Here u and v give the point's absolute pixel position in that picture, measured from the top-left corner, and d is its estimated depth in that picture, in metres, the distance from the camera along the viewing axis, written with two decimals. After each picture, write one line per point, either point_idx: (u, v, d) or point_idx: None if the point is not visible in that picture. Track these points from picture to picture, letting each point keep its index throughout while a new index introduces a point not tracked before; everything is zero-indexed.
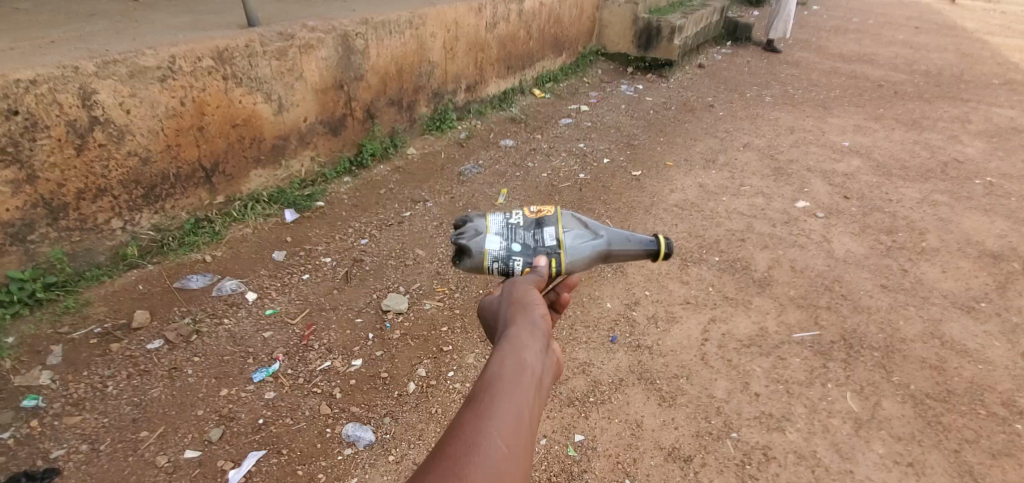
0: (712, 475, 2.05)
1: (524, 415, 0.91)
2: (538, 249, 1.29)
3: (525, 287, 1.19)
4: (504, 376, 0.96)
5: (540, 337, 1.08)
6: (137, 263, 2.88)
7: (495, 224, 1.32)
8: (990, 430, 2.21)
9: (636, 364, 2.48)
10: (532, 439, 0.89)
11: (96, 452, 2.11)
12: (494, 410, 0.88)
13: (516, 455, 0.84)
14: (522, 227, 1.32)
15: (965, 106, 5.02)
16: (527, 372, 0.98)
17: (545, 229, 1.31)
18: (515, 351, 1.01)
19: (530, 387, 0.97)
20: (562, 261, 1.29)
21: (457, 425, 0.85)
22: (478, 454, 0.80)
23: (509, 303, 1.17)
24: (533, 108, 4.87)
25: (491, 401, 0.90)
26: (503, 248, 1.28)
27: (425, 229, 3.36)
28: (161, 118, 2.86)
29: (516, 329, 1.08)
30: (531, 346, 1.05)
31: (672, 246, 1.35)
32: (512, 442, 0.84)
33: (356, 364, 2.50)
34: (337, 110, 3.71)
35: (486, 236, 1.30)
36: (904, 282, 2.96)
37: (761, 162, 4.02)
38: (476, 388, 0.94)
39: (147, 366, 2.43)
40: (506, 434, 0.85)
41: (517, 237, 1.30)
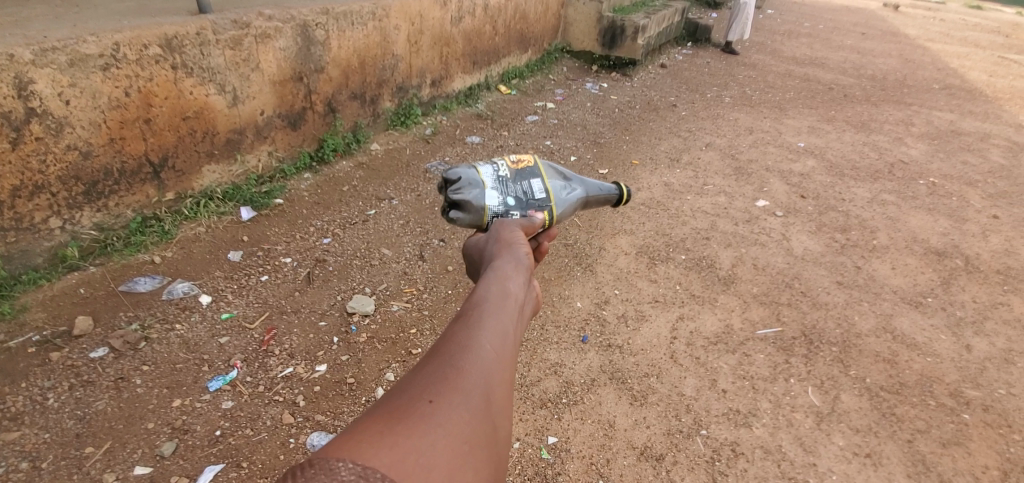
0: (684, 473, 2.08)
1: (507, 330, 1.09)
2: (530, 202, 1.52)
3: (511, 230, 1.43)
4: (490, 300, 1.14)
5: (520, 274, 1.28)
6: (78, 265, 2.68)
7: (488, 178, 1.49)
8: (939, 420, 2.34)
9: (607, 363, 2.49)
10: (514, 348, 1.08)
11: (35, 471, 1.95)
12: (483, 323, 1.06)
13: (500, 356, 1.02)
14: (511, 180, 1.51)
15: (909, 109, 5.28)
16: (509, 299, 1.17)
17: (532, 182, 1.54)
18: (500, 282, 1.21)
19: (512, 311, 1.16)
20: (552, 212, 1.56)
21: (452, 334, 1.03)
22: (471, 353, 0.97)
23: (493, 247, 1.37)
24: (499, 104, 4.82)
25: (480, 317, 1.08)
26: (502, 203, 1.48)
27: (391, 228, 3.26)
28: (103, 109, 2.66)
29: (500, 265, 1.27)
30: (513, 279, 1.25)
31: (629, 193, 1.75)
32: (498, 347, 1.03)
33: (320, 369, 2.40)
34: (297, 103, 3.56)
35: (485, 192, 1.47)
36: (857, 279, 3.08)
37: (722, 161, 4.12)
38: (466, 308, 1.12)
39: (91, 377, 2.26)
40: (493, 341, 1.03)
41: (511, 191, 1.50)
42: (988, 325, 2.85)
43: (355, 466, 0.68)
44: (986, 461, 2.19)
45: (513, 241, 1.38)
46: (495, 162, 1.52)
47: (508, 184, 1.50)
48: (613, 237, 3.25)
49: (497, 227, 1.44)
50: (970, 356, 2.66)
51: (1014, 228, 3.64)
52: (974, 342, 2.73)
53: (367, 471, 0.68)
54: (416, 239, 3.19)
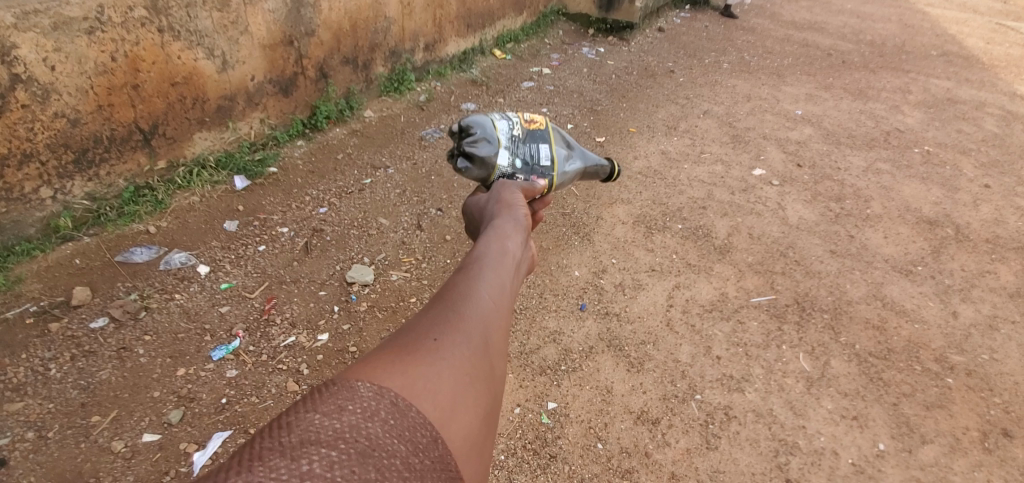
0: (679, 436, 2.17)
1: (505, 284, 1.17)
2: (535, 167, 1.57)
3: (512, 191, 1.47)
4: (489, 256, 1.21)
5: (518, 234, 1.35)
6: (72, 236, 2.66)
7: (502, 136, 1.54)
8: (923, 384, 2.42)
9: (605, 331, 2.53)
10: (511, 302, 1.15)
11: (43, 439, 1.98)
12: (481, 277, 1.13)
13: (498, 307, 1.09)
14: (522, 141, 1.56)
15: (907, 76, 5.24)
16: (507, 256, 1.24)
17: (541, 146, 1.58)
18: (499, 240, 1.28)
19: (509, 267, 1.23)
20: (552, 180, 1.62)
21: (453, 285, 1.10)
22: (471, 302, 1.04)
23: (494, 206, 1.43)
24: (494, 70, 4.67)
25: (479, 270, 1.15)
26: (510, 164, 1.53)
27: (388, 198, 3.22)
28: (90, 75, 2.59)
29: (498, 224, 1.34)
30: (512, 239, 1.32)
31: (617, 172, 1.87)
32: (495, 298, 1.10)
33: (322, 338, 2.43)
34: (288, 68, 3.46)
35: (497, 149, 1.53)
36: (851, 248, 3.13)
37: (720, 130, 4.09)
38: (466, 264, 1.19)
39: (92, 347, 2.27)
40: (492, 291, 1.10)
41: (520, 153, 1.55)
42: (975, 292, 2.93)
43: (370, 388, 0.76)
44: (966, 423, 2.29)
45: (514, 202, 1.44)
46: (511, 119, 1.56)
47: (519, 145, 1.55)
48: (610, 206, 3.25)
49: (500, 186, 1.49)
50: (956, 322, 2.73)
51: (1005, 196, 3.68)
52: (960, 309, 2.81)
53: (381, 392, 0.76)
54: (413, 208, 3.16)
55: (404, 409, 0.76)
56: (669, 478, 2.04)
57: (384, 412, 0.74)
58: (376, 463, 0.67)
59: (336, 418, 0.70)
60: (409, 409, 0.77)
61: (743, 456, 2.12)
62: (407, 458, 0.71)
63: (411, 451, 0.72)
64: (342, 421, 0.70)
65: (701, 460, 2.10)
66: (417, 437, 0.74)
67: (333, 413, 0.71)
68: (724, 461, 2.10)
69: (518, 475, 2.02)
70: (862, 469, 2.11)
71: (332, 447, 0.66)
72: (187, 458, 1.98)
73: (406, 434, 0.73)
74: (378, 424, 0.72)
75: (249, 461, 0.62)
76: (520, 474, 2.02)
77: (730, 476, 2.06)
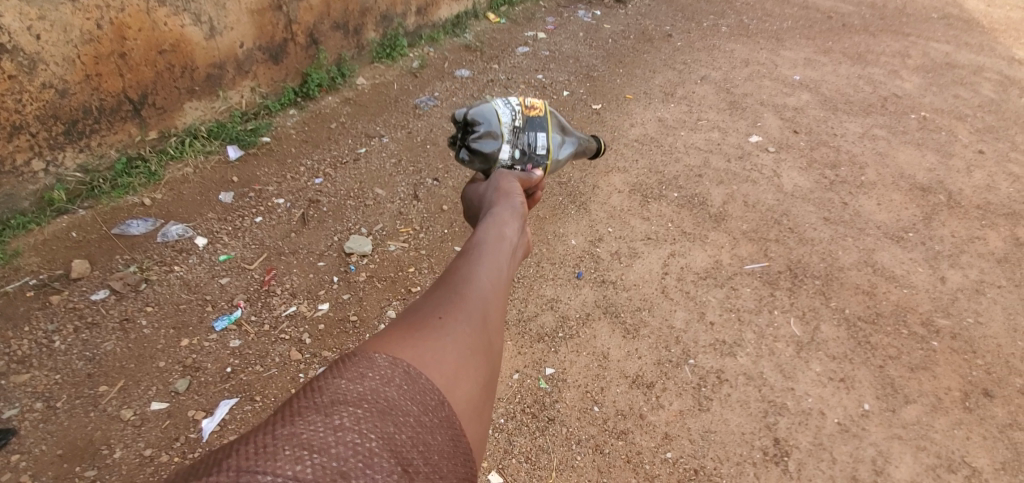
0: (672, 398, 2.24)
1: (504, 265, 1.19)
2: (533, 156, 1.58)
3: (509, 179, 1.48)
4: (490, 238, 1.24)
5: (517, 217, 1.37)
6: (67, 209, 2.66)
7: (503, 128, 1.54)
8: (909, 347, 2.50)
9: (601, 298, 2.58)
10: (510, 284, 1.17)
11: (52, 409, 2.03)
12: (482, 259, 1.15)
13: (499, 289, 1.12)
14: (523, 130, 1.56)
15: (906, 40, 5.17)
16: (506, 238, 1.27)
17: (539, 134, 1.58)
18: (498, 224, 1.30)
19: (508, 250, 1.25)
20: (550, 168, 1.63)
21: (456, 267, 1.12)
22: (473, 283, 1.07)
23: (492, 192, 1.45)
24: (488, 35, 4.48)
25: (480, 252, 1.18)
26: (509, 156, 1.56)
27: (383, 167, 3.19)
28: (76, 44, 2.57)
29: (497, 208, 1.36)
30: (511, 222, 1.34)
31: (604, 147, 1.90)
32: (495, 280, 1.12)
33: (322, 308, 2.46)
34: (278, 34, 3.37)
35: (497, 142, 1.54)
36: (844, 215, 3.16)
37: (717, 96, 4.05)
38: (467, 246, 1.22)
39: (95, 319, 2.30)
40: (494, 272, 1.13)
41: (519, 143, 1.56)
42: (964, 258, 2.98)
43: (385, 359, 0.80)
44: (949, 384, 2.38)
45: (512, 188, 1.46)
46: (512, 108, 1.56)
47: (518, 135, 1.55)
48: (606, 175, 3.25)
49: (497, 174, 1.50)
50: (943, 287, 2.80)
51: (998, 162, 3.71)
52: (948, 275, 2.87)
53: (395, 362, 0.80)
54: (409, 178, 3.14)
55: (415, 377, 0.79)
56: (662, 438, 2.13)
57: (399, 378, 0.77)
58: (395, 420, 0.71)
59: (358, 383, 0.74)
60: (420, 376, 0.80)
61: (734, 417, 2.20)
62: (420, 417, 0.74)
63: (423, 413, 0.76)
64: (361, 386, 0.74)
65: (694, 421, 2.18)
66: (428, 401, 0.78)
67: (354, 380, 0.75)
68: (715, 422, 2.18)
69: (517, 438, 2.10)
70: (847, 428, 2.20)
71: (355, 407, 0.70)
72: (195, 425, 2.04)
73: (418, 398, 0.77)
74: (393, 389, 0.76)
75: (285, 420, 0.66)
76: (520, 436, 2.10)
77: (721, 436, 2.14)
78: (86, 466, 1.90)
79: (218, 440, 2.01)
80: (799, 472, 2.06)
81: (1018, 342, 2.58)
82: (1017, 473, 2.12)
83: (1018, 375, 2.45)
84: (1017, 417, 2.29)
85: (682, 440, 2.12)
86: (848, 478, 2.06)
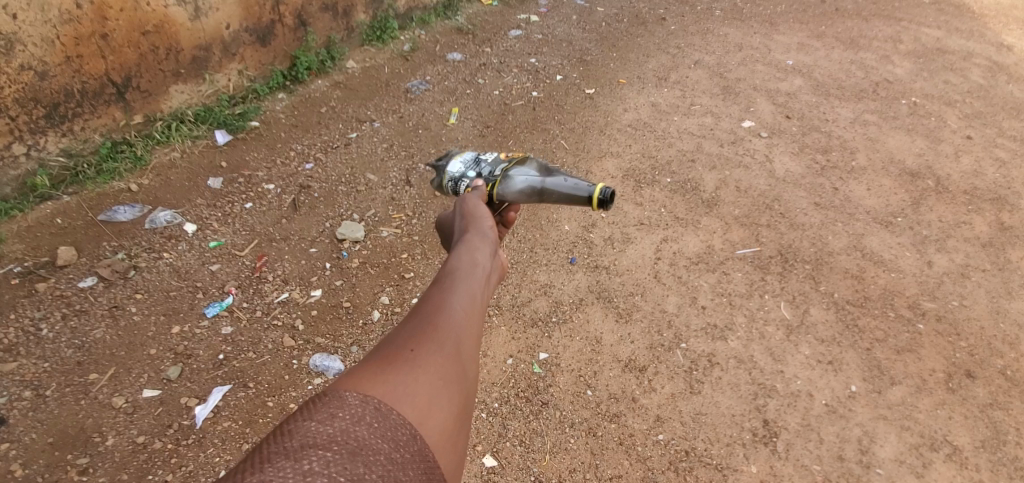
0: (664, 382, 2.27)
1: (477, 293, 1.18)
2: (484, 176, 1.59)
3: (473, 202, 1.47)
4: (462, 266, 1.23)
5: (489, 244, 1.36)
6: (50, 194, 2.61)
7: (465, 155, 1.66)
8: (896, 330, 2.54)
9: (594, 284, 2.59)
10: (483, 312, 1.16)
11: (42, 398, 2.01)
12: (454, 288, 1.15)
13: (472, 317, 1.11)
14: (484, 159, 1.64)
15: (899, 25, 5.15)
16: (479, 265, 1.27)
17: (501, 164, 1.60)
18: (469, 251, 1.29)
19: (480, 277, 1.24)
20: (496, 187, 1.57)
21: (429, 296, 1.12)
22: (445, 312, 1.06)
23: (462, 220, 1.44)
24: (480, 17, 4.40)
25: (453, 281, 1.17)
26: (459, 171, 1.61)
27: (374, 153, 3.15)
28: (54, 24, 2.53)
29: (470, 236, 1.35)
30: (482, 249, 1.33)
31: (602, 191, 1.45)
32: (468, 307, 1.12)
33: (315, 294, 2.45)
34: (264, 15, 3.29)
35: (453, 161, 1.65)
36: (834, 200, 3.18)
37: (710, 81, 4.03)
38: (440, 275, 1.21)
39: (83, 306, 2.27)
40: (467, 299, 1.13)
41: (476, 166, 1.61)
42: (950, 242, 3.02)
43: (356, 396, 0.80)
44: (933, 365, 2.43)
45: (481, 213, 1.44)
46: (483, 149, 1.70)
47: (476, 161, 1.64)
48: (600, 161, 3.24)
49: (460, 198, 1.52)
50: (930, 271, 2.84)
51: (986, 148, 3.74)
52: (935, 259, 2.91)
53: (366, 399, 0.80)
54: (401, 164, 3.11)
55: (386, 413, 0.80)
56: (654, 421, 2.16)
57: (369, 416, 0.78)
58: (365, 461, 0.72)
59: (328, 424, 0.74)
60: (391, 412, 0.80)
61: (724, 399, 2.23)
62: (391, 454, 0.75)
63: (394, 449, 0.76)
64: (332, 427, 0.74)
65: (685, 404, 2.21)
66: (399, 437, 0.78)
67: (325, 420, 0.75)
68: (707, 405, 2.21)
69: (511, 421, 2.12)
70: (834, 409, 2.24)
71: (325, 451, 0.71)
72: (189, 412, 2.04)
73: (388, 435, 0.77)
74: (364, 427, 0.76)
75: (255, 467, 0.67)
76: (514, 420, 2.12)
77: (712, 418, 2.18)
78: (78, 453, 1.89)
79: (211, 427, 2.00)
80: (787, 452, 2.10)
81: (1000, 324, 2.63)
82: (995, 451, 2.18)
83: (999, 356, 2.50)
84: (997, 397, 2.35)
85: (674, 422, 2.16)
86: (835, 458, 2.10)
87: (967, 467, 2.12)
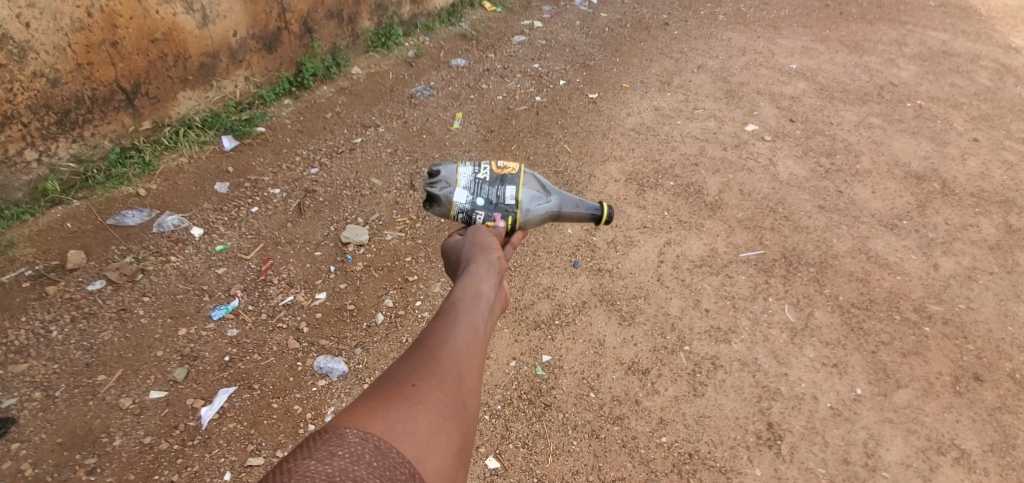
0: (667, 384, 2.27)
1: (480, 325, 1.20)
2: (498, 206, 1.58)
3: (485, 234, 1.50)
4: (466, 297, 1.25)
5: (494, 274, 1.38)
6: (61, 199, 2.66)
7: (464, 178, 1.57)
8: (901, 333, 2.53)
9: (597, 286, 2.60)
10: (486, 346, 1.18)
11: (51, 398, 2.04)
12: (457, 321, 1.16)
13: (474, 350, 1.12)
14: (487, 182, 1.58)
15: (904, 29, 5.14)
16: (483, 296, 1.28)
17: (507, 188, 1.59)
18: (475, 281, 1.31)
19: (484, 309, 1.26)
20: (517, 218, 1.61)
21: (432, 329, 1.13)
22: (448, 346, 1.08)
23: (468, 248, 1.46)
24: (484, 23, 4.42)
25: (455, 313, 1.19)
26: (469, 203, 1.56)
27: (379, 157, 3.18)
28: (66, 32, 2.58)
29: (474, 266, 1.37)
30: (487, 279, 1.35)
31: (611, 214, 1.73)
32: (471, 341, 1.13)
33: (320, 297, 2.47)
34: (271, 22, 3.34)
35: (456, 190, 1.56)
36: (839, 203, 3.17)
37: (713, 85, 4.04)
38: (444, 306, 1.23)
39: (92, 309, 2.30)
40: (470, 332, 1.15)
41: (482, 193, 1.57)
42: (957, 245, 3.00)
43: (356, 433, 0.81)
44: (940, 368, 2.41)
45: (487, 243, 1.47)
46: (478, 164, 1.59)
47: (481, 187, 1.58)
48: (603, 164, 3.26)
49: (474, 229, 1.52)
50: (936, 274, 2.82)
51: (993, 150, 3.72)
52: (941, 261, 2.89)
53: (366, 436, 0.81)
54: (405, 168, 3.13)
55: (385, 452, 0.81)
56: (657, 423, 2.15)
57: (368, 455, 0.78)
58: None
59: (327, 463, 0.74)
60: (390, 450, 0.81)
61: (729, 402, 2.23)
62: None
63: None
64: (332, 466, 0.74)
65: (689, 406, 2.21)
66: (398, 476, 0.79)
67: (324, 459, 0.75)
68: (710, 407, 2.21)
69: (514, 423, 2.12)
70: (839, 412, 2.23)
71: None
72: (194, 413, 2.06)
73: (387, 473, 0.78)
74: (363, 466, 0.76)
75: None
76: (516, 422, 2.12)
77: (715, 420, 2.17)
78: (86, 454, 1.92)
79: (216, 428, 2.02)
80: (791, 455, 2.09)
81: (1008, 327, 2.61)
82: (1004, 455, 2.16)
83: (1008, 360, 2.48)
84: (1006, 401, 2.33)
85: (677, 425, 2.15)
86: (840, 461, 2.09)
87: (975, 471, 2.10)
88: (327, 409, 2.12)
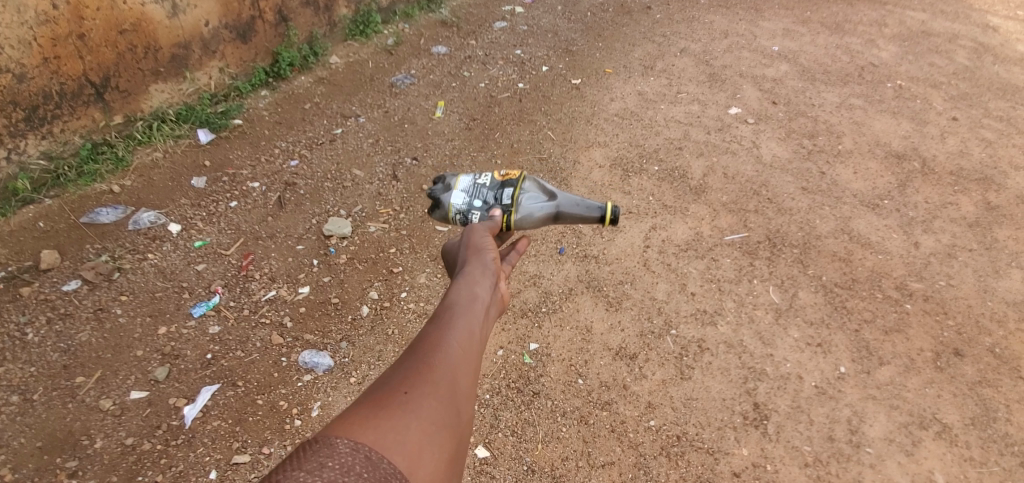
0: (655, 368, 2.28)
1: (476, 329, 1.18)
2: (494, 206, 1.56)
3: (482, 234, 1.46)
4: (462, 301, 1.23)
5: (489, 275, 1.35)
6: (32, 198, 2.57)
7: (463, 182, 1.61)
8: (883, 311, 2.56)
9: (584, 273, 2.59)
10: (481, 350, 1.16)
11: (28, 402, 1.99)
12: (452, 325, 1.14)
13: (469, 355, 1.10)
14: (487, 186, 1.59)
15: (883, 9, 5.15)
16: (479, 298, 1.26)
17: (504, 190, 1.58)
18: (470, 283, 1.29)
19: (479, 312, 1.23)
20: (513, 218, 1.57)
21: (427, 333, 1.11)
22: (441, 352, 1.05)
23: (464, 249, 1.43)
24: (464, 9, 4.35)
25: (451, 317, 1.16)
26: (465, 203, 1.57)
27: (360, 148, 3.12)
28: (31, 25, 2.50)
29: (469, 267, 1.34)
30: (483, 281, 1.32)
31: (612, 210, 1.61)
32: (465, 346, 1.11)
33: (303, 291, 2.43)
34: (244, 11, 3.25)
35: (454, 192, 1.60)
36: (821, 184, 3.20)
37: (696, 68, 4.02)
38: (438, 310, 1.20)
39: (68, 310, 2.24)
40: (464, 336, 1.13)
41: (480, 195, 1.58)
42: (937, 223, 3.04)
43: (347, 444, 0.78)
44: (921, 344, 2.45)
45: (484, 245, 1.43)
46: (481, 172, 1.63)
47: (480, 189, 1.59)
48: (587, 150, 3.24)
49: (471, 228, 1.49)
50: (917, 252, 2.86)
51: (971, 129, 3.76)
52: (922, 239, 2.93)
53: (356, 447, 0.78)
54: (387, 158, 3.08)
55: (377, 462, 0.78)
56: (646, 407, 2.16)
57: (359, 465, 0.76)
58: None
59: (316, 475, 0.71)
60: (382, 461, 0.79)
61: (715, 384, 2.24)
62: None
63: None
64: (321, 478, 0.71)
65: (676, 389, 2.22)
66: None
67: (314, 471, 0.72)
68: (697, 389, 2.22)
69: (503, 412, 2.12)
70: (824, 390, 2.26)
71: None
72: (177, 412, 2.02)
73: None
74: (353, 478, 0.74)
75: None
76: (505, 411, 2.12)
77: (703, 403, 2.19)
78: (66, 457, 1.87)
79: (200, 426, 1.99)
80: (777, 434, 2.12)
81: (987, 302, 2.66)
82: (985, 427, 2.21)
83: (987, 334, 2.52)
84: (986, 375, 2.37)
85: (665, 408, 2.16)
86: (825, 438, 2.12)
87: (957, 444, 2.14)
88: (313, 404, 2.09)
